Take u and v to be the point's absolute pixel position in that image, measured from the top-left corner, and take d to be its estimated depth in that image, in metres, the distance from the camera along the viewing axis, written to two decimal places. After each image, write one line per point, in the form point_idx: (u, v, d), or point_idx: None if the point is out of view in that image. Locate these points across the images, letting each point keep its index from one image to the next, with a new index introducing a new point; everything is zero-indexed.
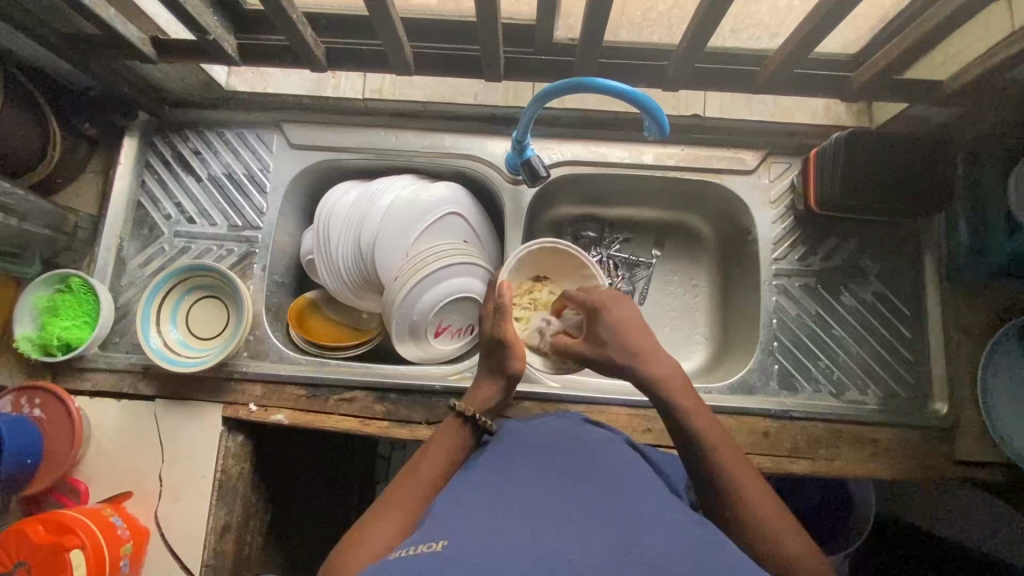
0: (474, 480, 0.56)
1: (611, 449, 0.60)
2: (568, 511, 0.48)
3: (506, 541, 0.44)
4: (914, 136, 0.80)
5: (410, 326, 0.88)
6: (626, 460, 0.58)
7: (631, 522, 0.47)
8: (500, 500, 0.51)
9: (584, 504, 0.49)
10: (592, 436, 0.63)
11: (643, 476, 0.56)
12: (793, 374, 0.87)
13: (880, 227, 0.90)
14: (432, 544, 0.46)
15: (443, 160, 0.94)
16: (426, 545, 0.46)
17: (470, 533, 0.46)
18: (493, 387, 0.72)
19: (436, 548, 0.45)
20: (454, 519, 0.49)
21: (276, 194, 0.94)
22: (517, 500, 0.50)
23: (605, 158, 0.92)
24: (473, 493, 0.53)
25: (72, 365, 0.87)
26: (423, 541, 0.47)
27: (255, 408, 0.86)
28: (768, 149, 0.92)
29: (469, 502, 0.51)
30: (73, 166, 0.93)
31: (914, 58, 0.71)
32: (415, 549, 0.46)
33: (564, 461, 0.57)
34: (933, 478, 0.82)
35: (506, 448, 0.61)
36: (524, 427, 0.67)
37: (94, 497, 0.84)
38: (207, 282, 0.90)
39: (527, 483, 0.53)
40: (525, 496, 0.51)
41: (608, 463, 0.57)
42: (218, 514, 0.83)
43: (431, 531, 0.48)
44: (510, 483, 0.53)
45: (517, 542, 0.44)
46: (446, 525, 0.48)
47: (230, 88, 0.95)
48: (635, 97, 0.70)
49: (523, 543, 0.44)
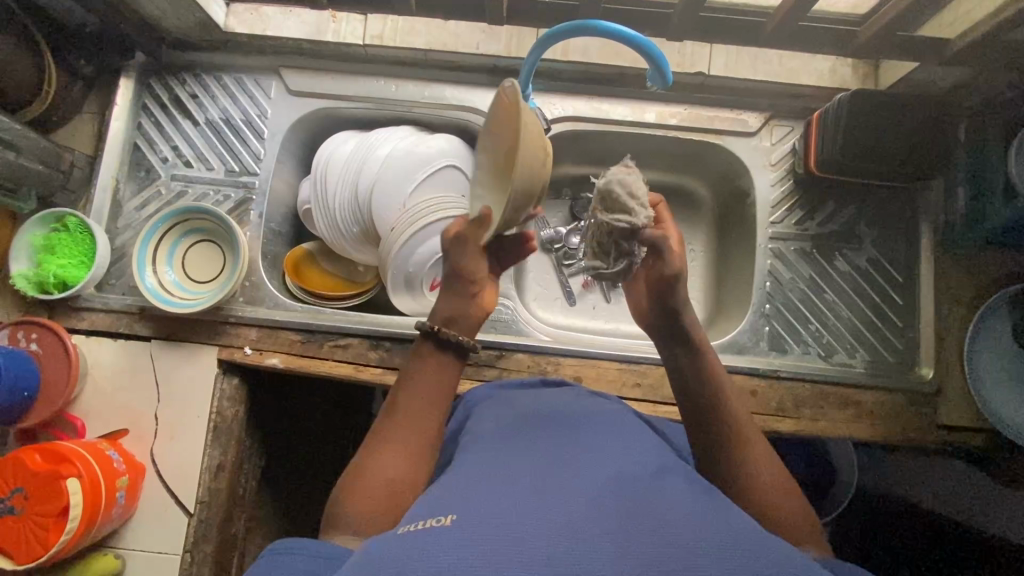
0: (478, 460, 0.55)
1: (614, 427, 0.60)
2: (579, 484, 0.48)
3: (520, 518, 0.43)
4: (918, 100, 0.80)
5: (406, 277, 0.88)
6: (631, 440, 0.58)
7: (642, 496, 0.47)
8: (507, 477, 0.50)
9: (593, 479, 0.49)
10: (597, 415, 0.63)
11: (648, 453, 0.55)
12: (783, 337, 0.88)
13: (879, 193, 0.90)
14: (441, 518, 0.44)
15: (442, 111, 0.93)
16: (434, 520, 0.44)
17: (478, 507, 0.45)
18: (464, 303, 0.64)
19: (446, 522, 0.43)
20: (460, 495, 0.48)
21: (274, 141, 0.93)
22: (525, 477, 0.50)
23: (607, 116, 0.91)
24: (478, 472, 0.52)
25: (69, 305, 0.87)
26: (430, 515, 0.46)
27: (250, 351, 0.87)
28: (771, 112, 0.91)
29: (476, 479, 0.50)
30: (69, 105, 0.91)
31: (919, 13, 0.70)
32: (423, 523, 0.44)
33: (566, 440, 0.57)
34: (912, 440, 0.83)
35: (507, 428, 0.61)
36: (521, 406, 0.67)
37: (90, 434, 0.85)
38: (203, 225, 0.90)
39: (534, 463, 0.52)
40: (533, 475, 0.50)
41: (610, 440, 0.57)
42: (213, 453, 0.84)
43: (438, 507, 0.47)
44: (514, 463, 0.53)
45: (532, 516, 0.43)
46: (453, 500, 0.47)
47: (227, 30, 0.91)
48: (641, 44, 0.69)
49: (535, 515, 0.43)
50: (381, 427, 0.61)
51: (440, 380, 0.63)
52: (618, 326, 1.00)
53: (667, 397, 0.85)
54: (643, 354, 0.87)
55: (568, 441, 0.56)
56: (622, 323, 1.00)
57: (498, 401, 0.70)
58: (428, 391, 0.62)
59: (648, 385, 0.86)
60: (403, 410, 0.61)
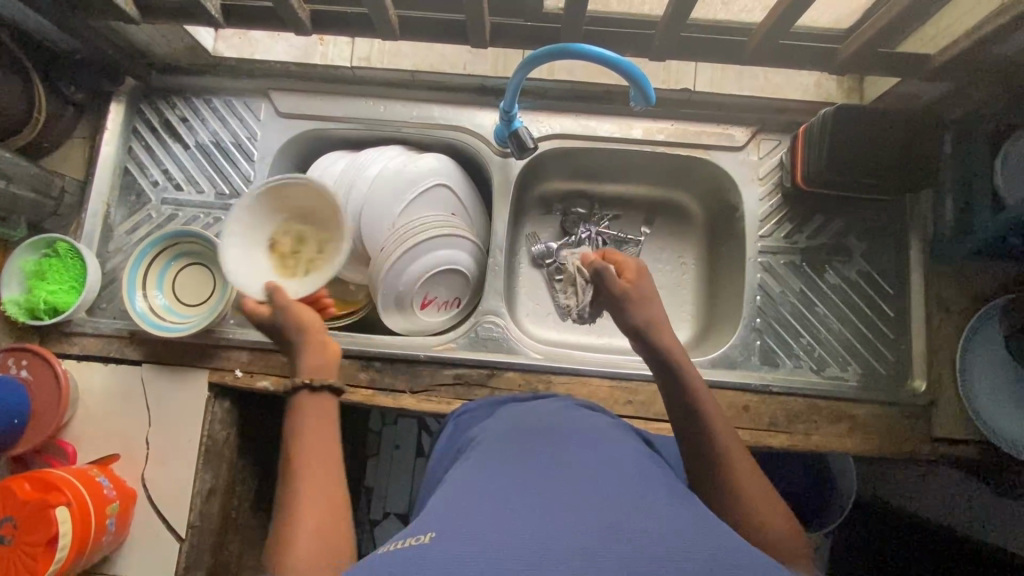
0: (461, 476, 0.55)
1: (591, 433, 0.60)
2: (559, 495, 0.48)
3: (499, 534, 0.43)
4: (903, 114, 0.80)
5: (396, 297, 0.88)
6: (614, 452, 0.57)
7: (622, 511, 0.46)
8: (486, 489, 0.50)
9: (574, 493, 0.48)
10: (574, 423, 0.63)
11: (635, 466, 0.55)
12: (775, 351, 0.88)
13: (867, 206, 0.90)
14: (421, 536, 0.44)
15: (431, 131, 0.94)
16: (415, 538, 0.44)
17: (458, 523, 0.45)
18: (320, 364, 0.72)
19: (426, 540, 0.43)
20: (438, 514, 0.47)
21: (263, 163, 0.93)
22: (506, 491, 0.49)
23: (594, 133, 0.92)
24: (457, 488, 0.52)
25: (59, 330, 0.88)
26: (411, 534, 0.46)
27: (240, 373, 0.87)
28: (757, 126, 0.91)
29: (454, 495, 0.50)
30: (59, 131, 0.92)
31: (897, 31, 0.71)
32: (403, 542, 0.44)
33: (544, 449, 0.57)
34: (904, 453, 0.83)
35: (487, 443, 0.61)
36: (507, 420, 0.66)
37: (81, 459, 0.85)
38: (192, 248, 0.91)
39: (516, 476, 0.52)
40: (512, 486, 0.50)
41: (595, 449, 0.56)
42: (204, 477, 0.84)
43: (419, 526, 0.47)
44: (495, 475, 0.52)
45: (510, 533, 0.43)
46: (431, 520, 0.47)
47: (216, 54, 0.95)
48: (622, 66, 0.70)
49: (514, 530, 0.43)
50: (287, 499, 0.57)
51: (325, 416, 0.66)
52: (612, 340, 0.99)
53: (659, 414, 0.85)
54: (634, 370, 0.86)
55: (545, 451, 0.56)
56: (615, 337, 1.00)
57: (478, 426, 0.69)
58: (317, 428, 0.64)
59: (640, 402, 0.86)
60: (304, 465, 0.60)
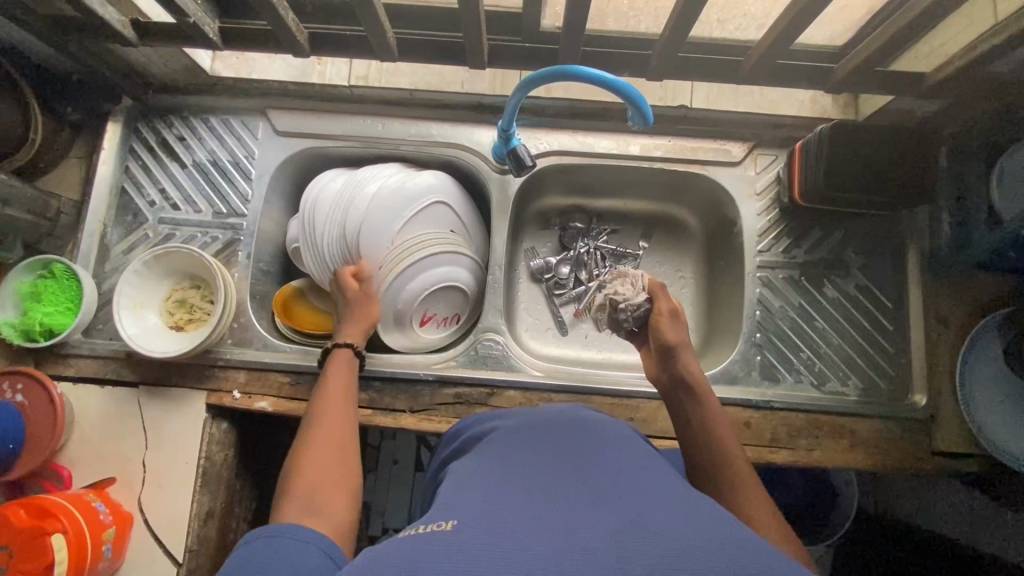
0: (481, 466, 0.55)
1: (614, 431, 0.60)
2: (578, 488, 0.48)
3: (519, 523, 0.43)
4: (900, 130, 0.80)
5: (396, 315, 0.88)
6: (633, 448, 0.57)
7: (639, 505, 0.45)
8: (507, 480, 0.50)
9: (593, 486, 0.48)
10: (596, 421, 0.62)
11: (653, 461, 0.54)
12: (775, 366, 0.87)
13: (864, 220, 0.90)
14: (442, 523, 0.45)
15: (429, 148, 0.94)
16: (435, 525, 0.45)
17: (478, 511, 0.45)
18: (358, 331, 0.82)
19: (446, 526, 0.44)
20: (456, 502, 0.48)
21: (261, 182, 0.93)
22: (524, 483, 0.49)
23: (591, 149, 0.92)
24: (477, 477, 0.52)
25: (56, 352, 0.87)
26: (431, 521, 0.46)
27: (239, 395, 0.86)
28: (754, 141, 0.92)
29: (475, 484, 0.50)
30: (55, 152, 0.92)
31: (893, 51, 0.72)
32: (425, 527, 0.45)
33: (564, 442, 0.57)
34: (907, 468, 0.83)
35: (507, 434, 0.61)
36: (519, 416, 0.66)
37: (77, 483, 0.84)
38: (172, 289, 0.89)
39: (535, 467, 0.52)
40: (533, 477, 0.50)
41: (611, 445, 0.56)
42: (202, 500, 0.83)
43: (439, 515, 0.47)
44: (516, 465, 0.53)
45: (530, 523, 0.43)
46: (450, 507, 0.47)
47: (214, 73, 0.94)
48: (618, 87, 0.70)
49: (536, 522, 0.43)
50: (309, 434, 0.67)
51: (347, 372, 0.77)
52: (611, 355, 0.99)
53: (661, 431, 0.85)
54: (634, 387, 0.86)
55: (566, 444, 0.56)
56: (614, 352, 1.00)
57: (501, 416, 0.69)
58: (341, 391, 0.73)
59: (641, 419, 0.85)
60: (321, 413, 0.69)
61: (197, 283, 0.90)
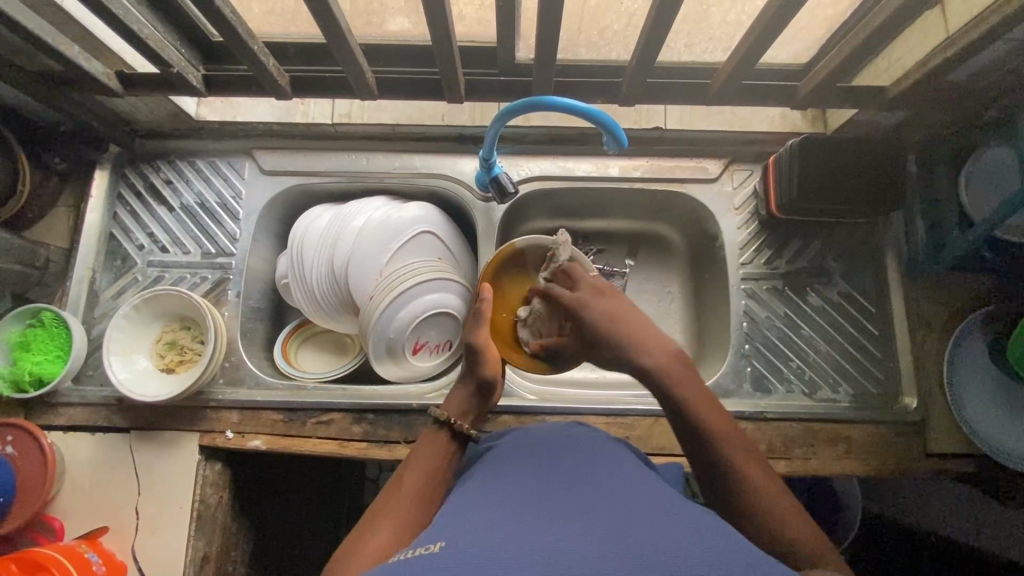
0: (470, 488, 0.54)
1: (604, 447, 0.61)
2: (563, 504, 0.48)
3: (508, 539, 0.43)
4: (867, 141, 0.83)
5: (388, 346, 0.87)
6: (624, 463, 0.57)
7: (627, 515, 0.46)
8: (494, 499, 0.50)
9: (583, 506, 0.48)
10: (585, 437, 0.63)
11: (638, 475, 0.55)
12: (766, 376, 0.88)
13: (842, 228, 0.92)
14: (430, 545, 0.44)
15: (413, 179, 0.96)
16: (424, 548, 0.44)
17: (466, 531, 0.45)
18: (466, 391, 0.72)
19: (435, 549, 0.43)
20: (445, 523, 0.47)
21: (249, 221, 0.94)
22: (513, 500, 0.49)
23: (572, 173, 0.94)
24: (465, 498, 0.52)
25: (46, 401, 0.86)
26: (420, 544, 0.45)
27: (232, 435, 0.85)
28: (729, 158, 0.94)
29: (463, 505, 0.50)
30: (44, 200, 0.93)
31: (852, 67, 0.75)
32: (413, 551, 0.44)
33: (550, 461, 0.57)
34: (904, 471, 0.83)
35: (503, 452, 0.61)
36: (519, 436, 0.65)
37: (68, 534, 0.83)
38: (164, 332, 0.89)
39: (524, 487, 0.52)
40: (520, 495, 0.50)
41: (604, 463, 0.56)
42: (197, 545, 0.82)
43: (427, 537, 0.46)
44: (504, 485, 0.53)
45: (516, 542, 0.43)
46: (439, 529, 0.47)
47: (199, 118, 0.95)
48: (592, 114, 0.72)
49: (523, 537, 0.44)
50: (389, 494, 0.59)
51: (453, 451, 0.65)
52: (604, 375, 1.00)
53: (657, 448, 0.84)
54: (628, 406, 0.87)
55: (553, 462, 0.56)
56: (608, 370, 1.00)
57: (498, 437, 0.68)
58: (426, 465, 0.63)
59: (636, 437, 0.86)
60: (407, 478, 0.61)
61: (189, 326, 0.90)
